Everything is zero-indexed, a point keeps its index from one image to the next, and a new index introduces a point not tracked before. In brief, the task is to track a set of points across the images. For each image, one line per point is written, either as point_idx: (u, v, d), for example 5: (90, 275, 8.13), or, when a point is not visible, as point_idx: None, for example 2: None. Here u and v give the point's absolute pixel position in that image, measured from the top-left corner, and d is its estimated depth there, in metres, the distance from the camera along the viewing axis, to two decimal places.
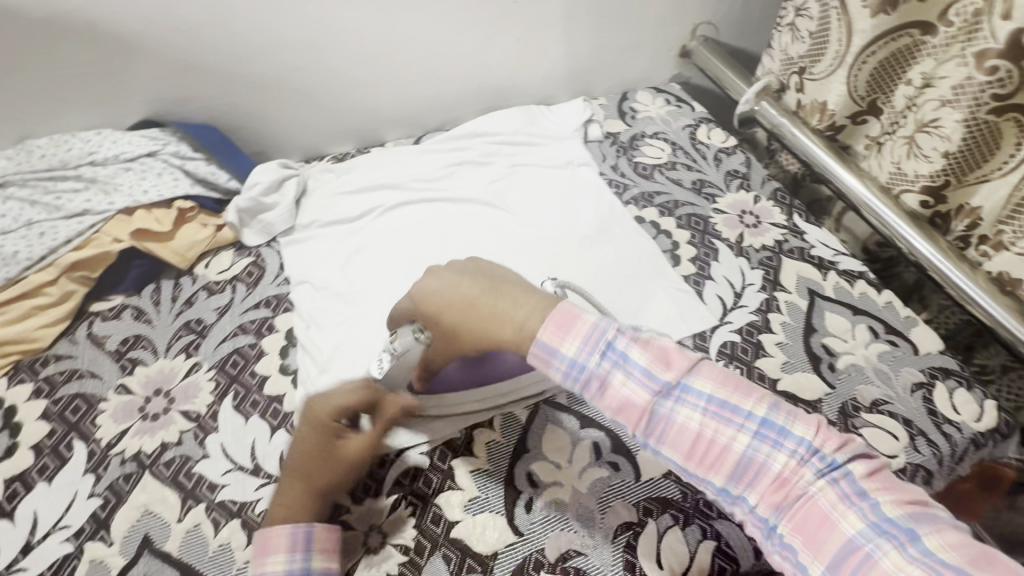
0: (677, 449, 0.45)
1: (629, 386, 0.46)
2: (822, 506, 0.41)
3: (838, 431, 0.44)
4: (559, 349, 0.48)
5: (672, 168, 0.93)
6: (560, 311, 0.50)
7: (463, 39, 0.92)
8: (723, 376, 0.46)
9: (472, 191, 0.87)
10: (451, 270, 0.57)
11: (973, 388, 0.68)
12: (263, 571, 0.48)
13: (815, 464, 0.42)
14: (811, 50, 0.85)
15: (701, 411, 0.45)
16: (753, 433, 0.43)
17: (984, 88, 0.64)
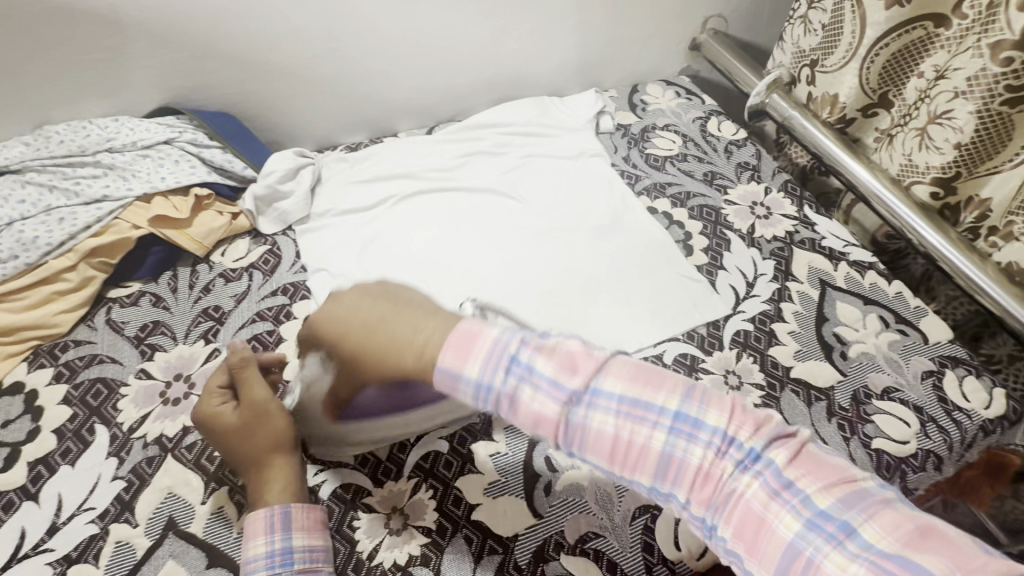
0: (600, 454, 0.43)
1: (539, 399, 0.43)
2: (755, 508, 0.39)
3: (752, 413, 0.43)
4: (460, 373, 0.45)
5: (683, 159, 0.94)
6: (460, 330, 0.47)
7: (477, 29, 0.92)
8: (633, 371, 0.44)
9: (485, 181, 0.88)
10: (353, 293, 0.55)
11: (982, 376, 0.69)
12: (245, 556, 0.49)
13: (735, 456, 0.41)
14: (823, 42, 0.86)
15: (614, 414, 0.42)
16: (669, 430, 0.42)
17: (998, 80, 0.65)
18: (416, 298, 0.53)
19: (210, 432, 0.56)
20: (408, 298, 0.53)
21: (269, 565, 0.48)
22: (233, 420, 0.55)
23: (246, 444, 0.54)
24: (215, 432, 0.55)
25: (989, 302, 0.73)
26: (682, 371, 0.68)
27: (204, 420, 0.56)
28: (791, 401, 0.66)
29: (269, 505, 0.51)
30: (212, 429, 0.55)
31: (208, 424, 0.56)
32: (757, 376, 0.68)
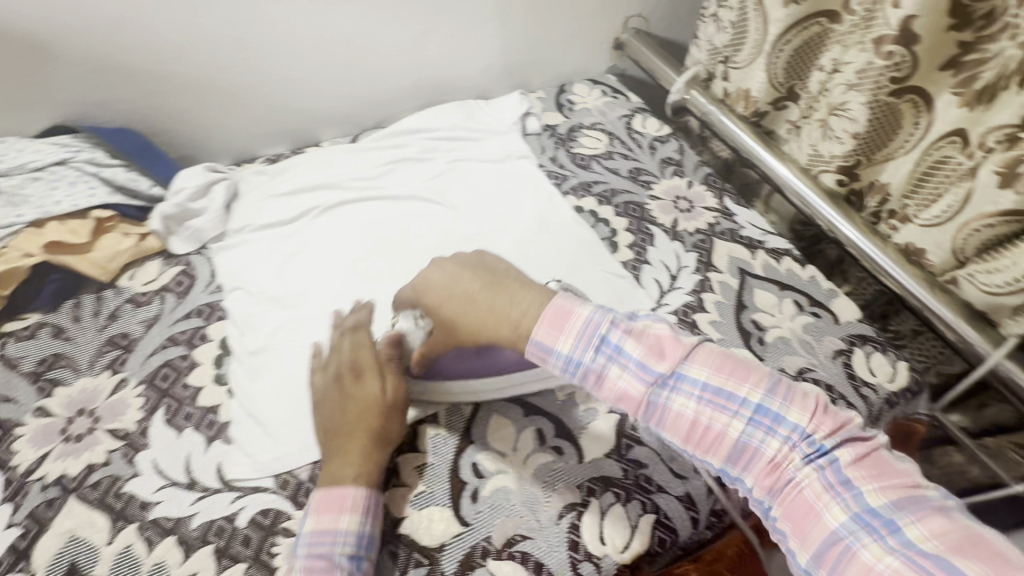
0: (675, 434, 0.48)
1: (625, 378, 0.49)
2: (808, 496, 0.43)
3: (835, 416, 0.46)
4: (554, 347, 0.50)
5: (609, 158, 0.95)
6: (554, 306, 0.52)
7: (395, 34, 0.91)
8: (720, 360, 0.49)
9: (411, 188, 0.86)
10: (454, 263, 0.59)
11: (887, 352, 0.73)
12: (337, 525, 0.49)
13: (804, 450, 0.44)
14: (733, 40, 0.89)
15: (695, 400, 0.47)
16: (746, 420, 0.46)
17: (882, 73, 0.67)
18: (513, 272, 0.57)
19: (339, 387, 0.56)
20: (506, 271, 0.57)
21: (355, 546, 0.49)
22: (371, 386, 0.56)
23: (371, 408, 0.54)
24: (347, 385, 0.56)
25: (894, 280, 0.75)
26: None
27: (342, 372, 0.57)
28: None
29: (364, 484, 0.52)
30: (348, 381, 0.56)
31: (344, 384, 0.56)
32: None
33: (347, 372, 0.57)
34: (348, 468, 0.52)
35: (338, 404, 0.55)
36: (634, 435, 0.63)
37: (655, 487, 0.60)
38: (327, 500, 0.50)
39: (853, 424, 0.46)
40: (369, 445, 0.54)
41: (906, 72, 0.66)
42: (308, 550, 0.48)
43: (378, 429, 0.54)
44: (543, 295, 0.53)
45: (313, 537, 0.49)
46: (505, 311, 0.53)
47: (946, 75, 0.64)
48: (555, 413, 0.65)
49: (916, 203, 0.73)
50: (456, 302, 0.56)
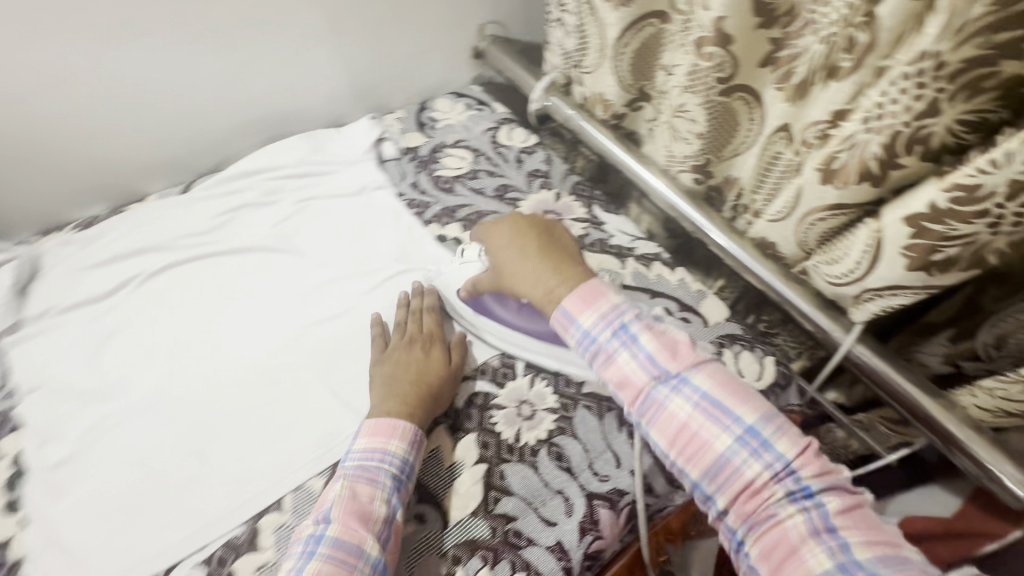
0: (664, 434, 0.57)
1: (632, 365, 0.59)
2: (796, 543, 0.49)
3: (825, 464, 0.53)
4: (578, 319, 0.62)
5: (474, 177, 0.90)
6: (589, 286, 0.63)
7: (213, 69, 0.82)
8: (725, 382, 0.57)
9: (253, 238, 0.78)
10: (530, 220, 0.71)
11: (755, 349, 0.74)
12: (387, 447, 0.56)
13: (788, 487, 0.51)
14: (578, 44, 0.86)
15: (691, 404, 0.56)
16: (734, 436, 0.54)
17: (709, 74, 0.66)
18: (569, 249, 0.68)
19: (411, 346, 0.66)
20: (564, 247, 0.68)
21: (398, 469, 0.56)
22: (437, 357, 0.65)
23: (438, 369, 0.64)
24: (419, 347, 0.66)
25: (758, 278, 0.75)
26: (473, 417, 0.65)
27: (415, 337, 0.67)
28: (583, 419, 0.65)
29: (416, 423, 0.59)
30: (420, 346, 0.66)
31: (416, 338, 0.67)
32: (550, 400, 0.66)
33: (418, 336, 0.67)
34: (405, 402, 0.60)
35: (403, 360, 0.64)
36: (502, 485, 0.60)
37: (525, 540, 0.57)
38: (378, 425, 0.57)
39: (839, 475, 0.53)
40: (425, 395, 0.61)
41: (728, 72, 0.65)
42: (357, 464, 0.56)
43: (438, 387, 0.63)
44: (583, 273, 0.65)
45: (364, 453, 0.56)
46: (544, 272, 0.65)
47: (767, 72, 0.64)
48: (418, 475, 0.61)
49: (763, 197, 0.73)
50: (510, 255, 0.68)
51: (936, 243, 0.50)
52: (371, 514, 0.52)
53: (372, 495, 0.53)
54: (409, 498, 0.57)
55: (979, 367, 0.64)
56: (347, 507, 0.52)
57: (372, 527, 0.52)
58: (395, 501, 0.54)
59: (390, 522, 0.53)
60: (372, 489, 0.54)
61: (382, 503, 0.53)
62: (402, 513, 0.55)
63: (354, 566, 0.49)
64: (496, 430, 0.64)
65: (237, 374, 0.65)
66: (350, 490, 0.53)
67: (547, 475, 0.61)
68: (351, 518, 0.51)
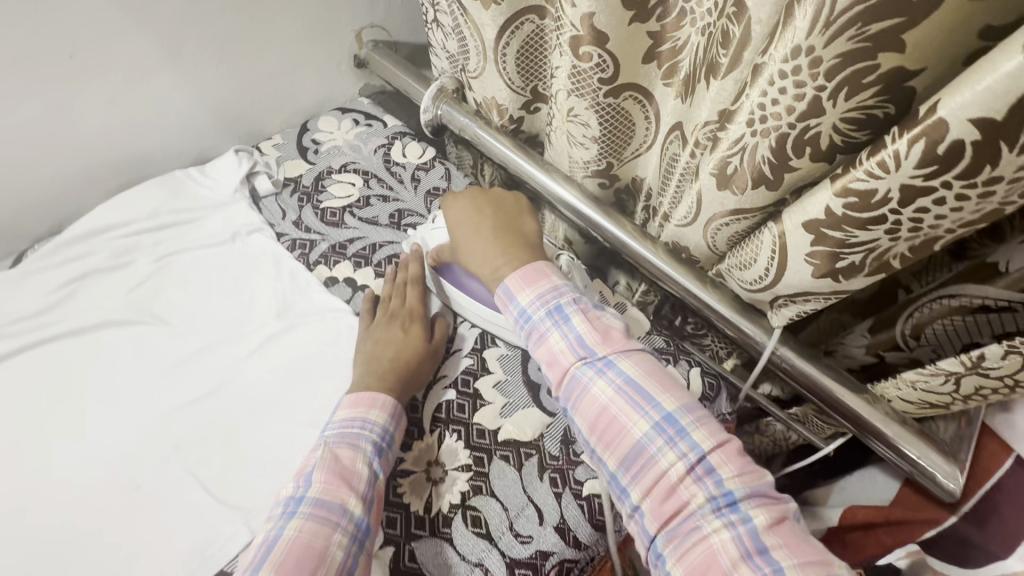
0: (586, 418, 0.52)
1: (562, 344, 0.54)
2: (721, 562, 0.43)
3: (751, 467, 0.48)
4: (516, 296, 0.57)
5: (365, 205, 0.81)
6: (535, 266, 0.58)
7: (25, 118, 0.69)
8: (654, 369, 0.53)
9: (102, 311, 0.67)
10: (486, 196, 0.65)
11: (678, 361, 0.71)
12: (366, 415, 0.55)
13: (709, 490, 0.46)
14: (460, 47, 0.79)
15: (615, 387, 0.51)
16: (655, 425, 0.49)
17: (591, 75, 0.59)
18: (527, 229, 0.63)
19: (391, 324, 0.64)
20: (522, 224, 0.63)
21: (377, 437, 0.54)
22: (417, 333, 0.63)
23: (417, 346, 0.62)
24: (398, 321, 0.64)
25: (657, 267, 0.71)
26: None
27: (396, 313, 0.65)
28: (501, 473, 0.59)
29: (396, 396, 0.58)
30: (400, 323, 0.64)
31: (395, 312, 0.65)
32: (463, 456, 0.59)
33: (397, 309, 0.65)
34: (387, 380, 0.58)
35: (383, 335, 0.63)
36: (413, 568, 0.53)
37: None
38: (357, 398, 0.56)
39: (764, 480, 0.48)
40: (406, 371, 0.60)
41: (611, 72, 0.59)
42: (337, 431, 0.53)
43: (420, 362, 0.62)
44: (532, 254, 0.60)
45: (345, 421, 0.54)
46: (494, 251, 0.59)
47: (653, 68, 0.59)
48: None
49: (669, 200, 0.67)
50: (465, 236, 0.62)
51: (837, 249, 0.46)
52: (355, 475, 0.50)
53: (354, 458, 0.51)
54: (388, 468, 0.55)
55: (901, 356, 0.61)
56: (330, 467, 0.50)
57: (356, 487, 0.49)
58: (377, 466, 0.52)
59: (372, 483, 0.51)
60: (355, 453, 0.52)
61: (366, 464, 0.51)
62: (384, 478, 0.53)
63: (336, 525, 0.46)
64: (404, 502, 0.57)
65: (92, 488, 0.56)
66: (333, 452, 0.51)
67: (463, 546, 0.54)
68: (334, 478, 0.49)
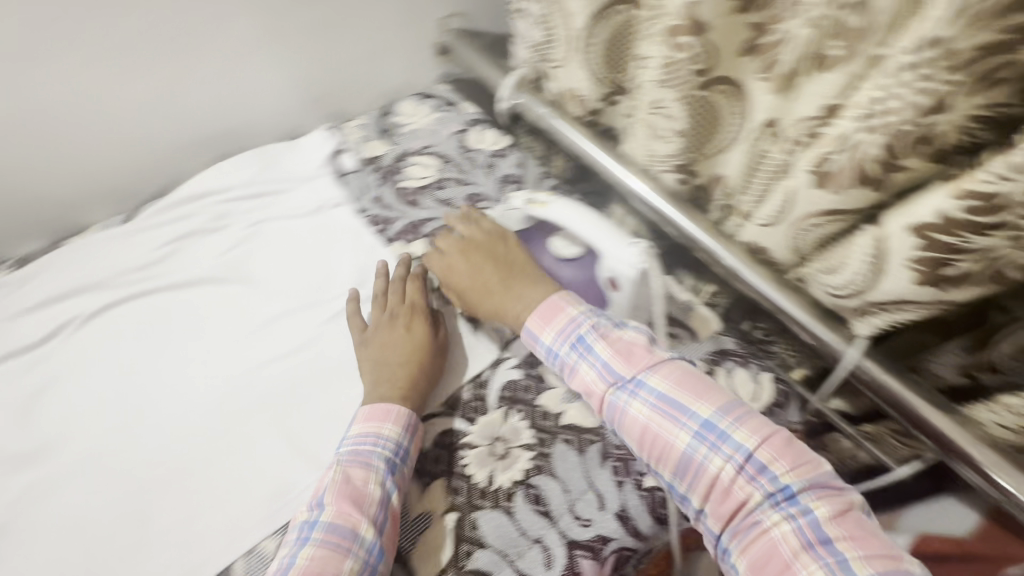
0: (631, 438, 0.54)
1: (592, 374, 0.56)
2: (785, 555, 0.45)
3: (803, 457, 0.49)
4: (540, 335, 0.59)
5: (441, 187, 0.84)
6: (548, 302, 0.60)
7: (147, 88, 0.75)
8: (689, 378, 0.54)
9: (201, 268, 0.72)
10: (479, 246, 0.66)
11: (749, 364, 0.67)
12: (378, 431, 0.55)
13: (767, 489, 0.48)
14: (545, 35, 0.79)
15: (649, 406, 0.53)
16: (695, 435, 0.51)
17: (686, 65, 0.60)
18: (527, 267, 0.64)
19: (393, 324, 0.65)
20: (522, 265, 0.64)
21: (392, 452, 0.55)
22: (418, 331, 0.64)
23: (420, 348, 0.63)
24: (399, 323, 0.65)
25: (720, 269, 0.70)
26: (443, 459, 0.60)
27: (397, 311, 0.66)
28: (563, 456, 0.59)
29: (410, 408, 0.58)
30: (401, 322, 0.65)
31: (395, 322, 0.65)
32: (526, 435, 0.61)
33: (399, 312, 0.66)
34: (398, 389, 0.59)
35: (389, 340, 0.64)
36: (474, 537, 0.54)
37: None
38: (370, 413, 0.57)
39: (820, 470, 0.49)
40: (419, 381, 0.61)
41: (705, 64, 0.59)
42: (350, 449, 0.55)
43: (427, 366, 0.62)
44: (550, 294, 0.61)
45: (359, 438, 0.55)
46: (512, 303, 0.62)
47: (749, 61, 0.57)
48: None
49: (752, 200, 0.66)
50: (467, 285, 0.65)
51: (943, 255, 0.45)
52: (367, 497, 0.51)
53: (366, 478, 0.52)
54: (405, 482, 0.56)
55: (999, 380, 0.59)
56: (342, 490, 0.51)
57: (367, 510, 0.51)
58: (390, 484, 0.53)
59: (385, 505, 0.52)
60: (366, 472, 0.53)
61: (377, 485, 0.52)
62: (398, 497, 0.53)
63: (348, 551, 0.48)
64: (467, 473, 0.58)
65: (183, 428, 0.60)
66: (346, 472, 0.53)
67: (524, 522, 0.55)
68: (347, 503, 0.50)
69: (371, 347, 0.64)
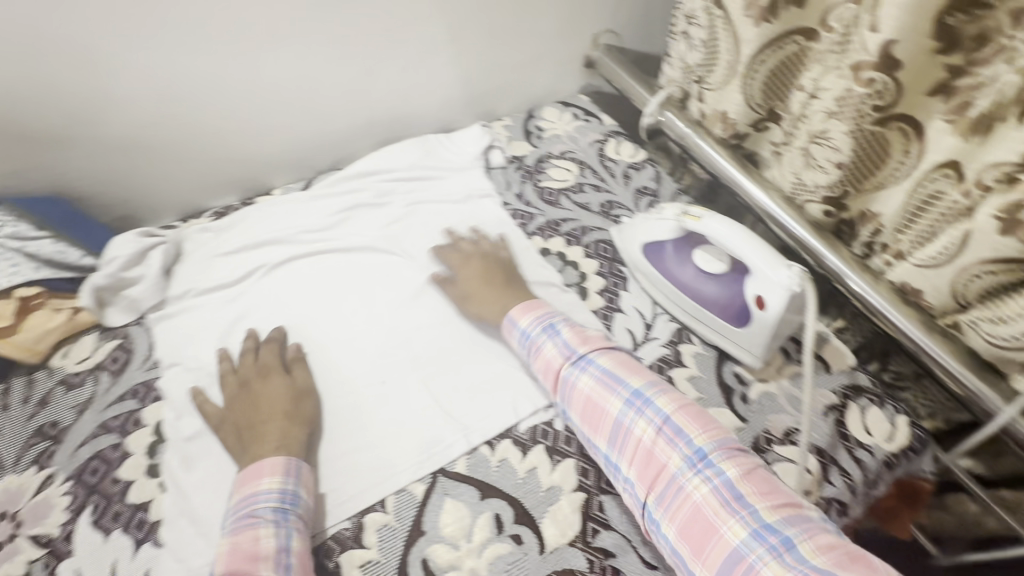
0: (577, 410, 0.59)
1: (552, 351, 0.62)
2: (708, 513, 0.49)
3: (714, 427, 0.55)
4: (517, 321, 0.66)
5: (579, 191, 0.89)
6: (534, 300, 0.68)
7: (346, 76, 0.83)
8: (624, 359, 0.61)
9: (365, 238, 0.81)
10: (486, 256, 0.76)
11: (884, 405, 0.66)
12: (258, 488, 0.54)
13: (687, 454, 0.52)
14: (705, 58, 0.82)
15: (594, 378, 0.59)
16: (627, 403, 0.56)
17: (864, 100, 0.62)
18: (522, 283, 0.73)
19: (250, 388, 0.64)
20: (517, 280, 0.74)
21: (280, 500, 0.53)
22: (277, 385, 0.63)
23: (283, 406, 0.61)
24: (256, 386, 0.64)
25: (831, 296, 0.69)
26: (573, 442, 0.63)
27: (251, 376, 0.65)
28: None
29: (286, 453, 0.57)
30: (261, 382, 0.64)
31: (254, 389, 0.63)
32: None
33: (255, 377, 0.65)
34: (268, 444, 0.58)
35: (267, 391, 0.63)
36: (601, 518, 0.58)
37: None
38: (246, 475, 0.55)
39: (728, 436, 0.54)
40: (295, 424, 0.60)
41: (888, 99, 0.60)
42: (233, 518, 0.52)
43: (293, 410, 0.61)
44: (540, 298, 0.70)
45: (238, 506, 0.53)
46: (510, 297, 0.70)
47: (937, 101, 0.58)
48: (516, 495, 0.59)
49: (911, 241, 0.67)
50: (470, 279, 0.73)
51: None
52: (260, 553, 0.49)
53: (257, 535, 0.50)
54: (307, 527, 0.54)
55: None
56: (235, 555, 0.49)
57: (263, 564, 0.48)
58: (286, 530, 0.52)
59: (285, 553, 0.50)
60: (256, 530, 0.51)
61: (271, 537, 0.50)
62: (298, 540, 0.52)
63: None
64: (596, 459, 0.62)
65: (347, 374, 0.68)
66: (233, 539, 0.50)
67: None
68: (238, 569, 0.48)
69: (234, 417, 0.62)
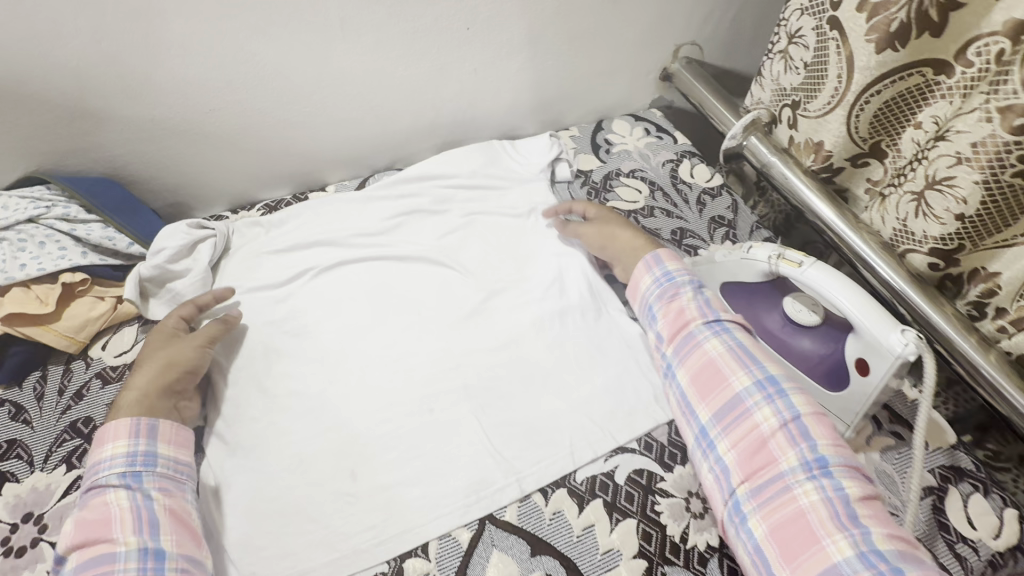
0: (694, 368, 0.59)
1: (693, 302, 0.63)
2: (811, 522, 0.47)
3: (840, 441, 0.52)
4: (661, 262, 0.67)
5: (649, 215, 0.83)
6: (675, 253, 0.69)
7: (416, 76, 0.79)
8: (757, 344, 0.60)
9: (420, 246, 0.76)
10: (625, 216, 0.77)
11: (990, 494, 0.58)
12: (101, 457, 0.52)
13: (806, 456, 0.50)
14: (806, 82, 0.75)
15: (727, 346, 0.58)
16: (757, 381, 0.55)
17: (1009, 149, 0.54)
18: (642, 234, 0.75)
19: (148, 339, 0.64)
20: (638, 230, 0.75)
21: (128, 463, 0.51)
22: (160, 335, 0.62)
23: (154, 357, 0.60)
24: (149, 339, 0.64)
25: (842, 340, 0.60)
26: (636, 499, 0.57)
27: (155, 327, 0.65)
28: None
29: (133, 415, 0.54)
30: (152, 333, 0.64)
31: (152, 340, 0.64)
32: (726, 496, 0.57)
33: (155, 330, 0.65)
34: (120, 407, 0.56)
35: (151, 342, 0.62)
36: None
37: None
38: (93, 445, 0.53)
39: (854, 456, 0.51)
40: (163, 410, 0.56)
41: None
42: (84, 491, 0.51)
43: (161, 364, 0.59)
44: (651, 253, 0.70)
45: (87, 477, 0.52)
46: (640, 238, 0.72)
47: None
48: (569, 554, 0.53)
49: None
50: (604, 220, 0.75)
51: None
52: (113, 517, 0.48)
53: (105, 501, 0.49)
54: (173, 483, 0.53)
55: None
56: (84, 526, 0.47)
57: (115, 528, 0.47)
58: (140, 491, 0.50)
59: (140, 511, 0.49)
60: (105, 496, 0.49)
61: (122, 500, 0.49)
62: (157, 494, 0.51)
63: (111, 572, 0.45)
64: (660, 521, 0.55)
65: (390, 396, 0.63)
66: (80, 513, 0.49)
67: None
68: (87, 539, 0.47)
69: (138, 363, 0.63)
